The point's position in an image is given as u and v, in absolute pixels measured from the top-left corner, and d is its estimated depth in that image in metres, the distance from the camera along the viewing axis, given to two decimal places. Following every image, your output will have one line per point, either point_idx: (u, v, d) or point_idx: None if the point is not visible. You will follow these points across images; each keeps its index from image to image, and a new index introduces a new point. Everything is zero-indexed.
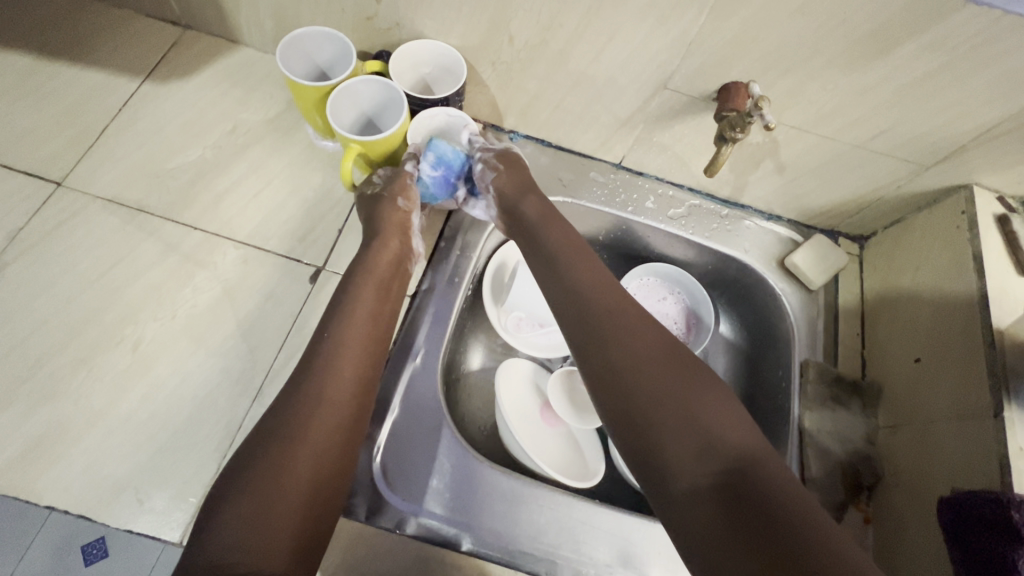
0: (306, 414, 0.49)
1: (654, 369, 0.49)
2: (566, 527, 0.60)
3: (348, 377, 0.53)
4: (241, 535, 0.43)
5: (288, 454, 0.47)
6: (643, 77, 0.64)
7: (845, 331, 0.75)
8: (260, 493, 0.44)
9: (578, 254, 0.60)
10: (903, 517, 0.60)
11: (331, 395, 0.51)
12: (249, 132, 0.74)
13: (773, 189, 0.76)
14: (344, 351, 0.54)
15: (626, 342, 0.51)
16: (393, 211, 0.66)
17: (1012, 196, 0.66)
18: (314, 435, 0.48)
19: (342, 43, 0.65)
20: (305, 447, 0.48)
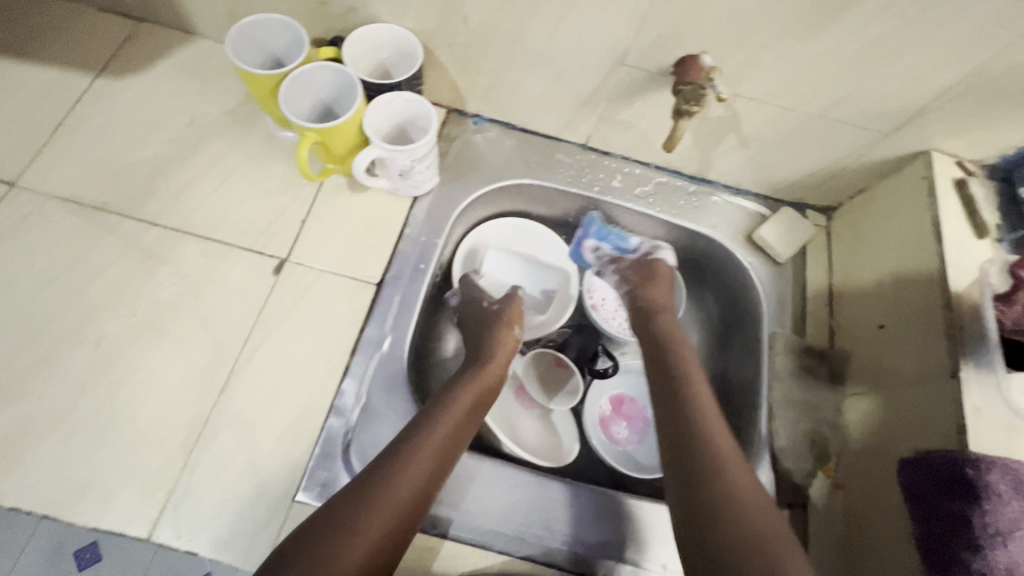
0: (366, 500, 0.48)
1: (746, 492, 0.48)
2: (537, 508, 0.61)
3: (417, 478, 0.51)
4: None
5: (336, 535, 0.46)
6: (600, 53, 0.64)
7: (813, 302, 0.75)
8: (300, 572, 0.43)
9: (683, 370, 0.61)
10: (868, 483, 0.61)
11: (395, 496, 0.49)
12: (208, 125, 0.73)
13: (739, 164, 0.76)
14: (423, 454, 0.52)
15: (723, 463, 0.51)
16: (505, 333, 0.67)
17: (971, 160, 0.67)
18: (371, 528, 0.47)
19: (294, 30, 0.64)
20: (360, 536, 0.46)
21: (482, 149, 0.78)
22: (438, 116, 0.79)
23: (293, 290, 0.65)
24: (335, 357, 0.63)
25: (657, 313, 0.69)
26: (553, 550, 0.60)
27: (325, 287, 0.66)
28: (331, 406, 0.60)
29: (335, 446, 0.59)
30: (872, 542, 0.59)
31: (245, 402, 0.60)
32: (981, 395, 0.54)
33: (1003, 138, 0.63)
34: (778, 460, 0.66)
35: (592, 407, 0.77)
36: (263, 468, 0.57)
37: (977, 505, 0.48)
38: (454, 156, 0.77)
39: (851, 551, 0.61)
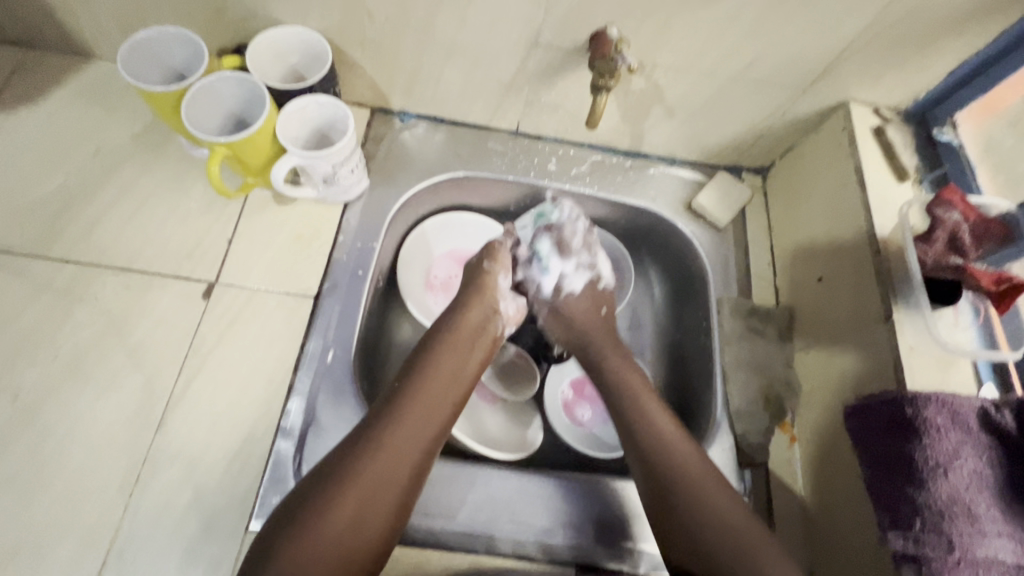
0: (352, 463, 0.51)
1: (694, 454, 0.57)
2: (500, 502, 0.60)
3: (401, 444, 0.53)
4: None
5: (324, 509, 0.48)
6: (512, 37, 0.62)
7: (756, 263, 0.76)
8: (290, 553, 0.46)
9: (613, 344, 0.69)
10: (826, 433, 0.62)
11: (383, 459, 0.52)
12: (116, 151, 0.69)
13: (670, 134, 0.76)
14: (402, 418, 0.54)
15: (664, 435, 0.58)
16: (486, 281, 0.67)
17: (887, 108, 0.68)
18: (358, 490, 0.50)
19: (191, 39, 0.60)
20: (347, 502, 0.49)
21: (411, 147, 0.76)
22: (363, 117, 0.76)
23: (225, 314, 0.63)
24: (277, 377, 0.61)
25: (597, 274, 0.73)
26: (521, 542, 0.59)
27: (259, 306, 0.64)
28: (278, 427, 0.58)
29: (286, 468, 0.57)
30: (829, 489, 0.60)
31: (184, 435, 0.57)
32: (914, 334, 0.55)
33: (912, 82, 0.64)
34: (736, 423, 0.66)
35: (554, 393, 0.77)
36: (210, 501, 0.55)
37: (918, 442, 0.49)
38: (382, 157, 0.75)
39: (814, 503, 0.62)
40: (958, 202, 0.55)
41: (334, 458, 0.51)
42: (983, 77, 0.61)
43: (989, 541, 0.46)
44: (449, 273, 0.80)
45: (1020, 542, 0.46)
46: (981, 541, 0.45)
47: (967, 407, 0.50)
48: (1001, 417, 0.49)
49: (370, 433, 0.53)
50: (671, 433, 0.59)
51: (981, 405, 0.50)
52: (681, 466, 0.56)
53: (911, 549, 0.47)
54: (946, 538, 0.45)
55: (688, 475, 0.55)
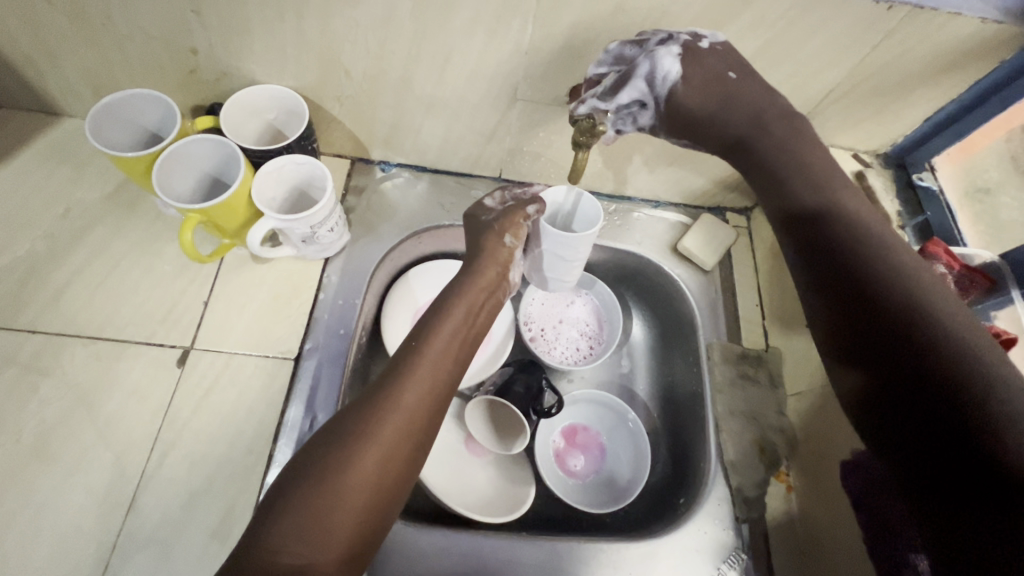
0: (372, 417, 0.49)
1: (844, 222, 0.50)
2: (492, 570, 0.58)
3: (416, 397, 0.52)
4: (301, 526, 0.44)
5: (344, 462, 0.47)
6: (492, 91, 0.62)
7: (745, 305, 0.75)
8: (310, 501, 0.45)
9: (755, 113, 0.54)
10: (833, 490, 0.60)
11: (402, 409, 0.50)
12: (86, 213, 0.67)
13: (654, 178, 0.76)
14: (418, 371, 0.53)
15: (855, 225, 0.50)
16: (497, 245, 0.61)
17: (866, 152, 0.69)
18: (380, 444, 0.48)
19: (163, 102, 0.59)
20: (369, 455, 0.47)
21: (393, 198, 0.75)
22: (343, 168, 0.75)
23: (201, 382, 0.60)
24: (256, 447, 0.58)
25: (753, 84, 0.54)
26: None
27: (236, 372, 0.61)
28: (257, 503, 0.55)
29: None
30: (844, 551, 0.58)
31: (158, 514, 0.54)
32: None
33: (890, 128, 0.65)
34: (730, 475, 0.65)
35: (545, 443, 0.76)
36: None
37: None
38: (364, 210, 0.74)
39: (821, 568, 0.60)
40: (942, 253, 0.55)
41: (346, 421, 0.49)
42: (957, 124, 0.62)
43: None
44: None
45: None
46: None
47: None
48: None
49: (383, 386, 0.51)
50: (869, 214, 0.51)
51: None
52: (856, 219, 0.50)
53: None
54: None
55: (857, 232, 0.49)
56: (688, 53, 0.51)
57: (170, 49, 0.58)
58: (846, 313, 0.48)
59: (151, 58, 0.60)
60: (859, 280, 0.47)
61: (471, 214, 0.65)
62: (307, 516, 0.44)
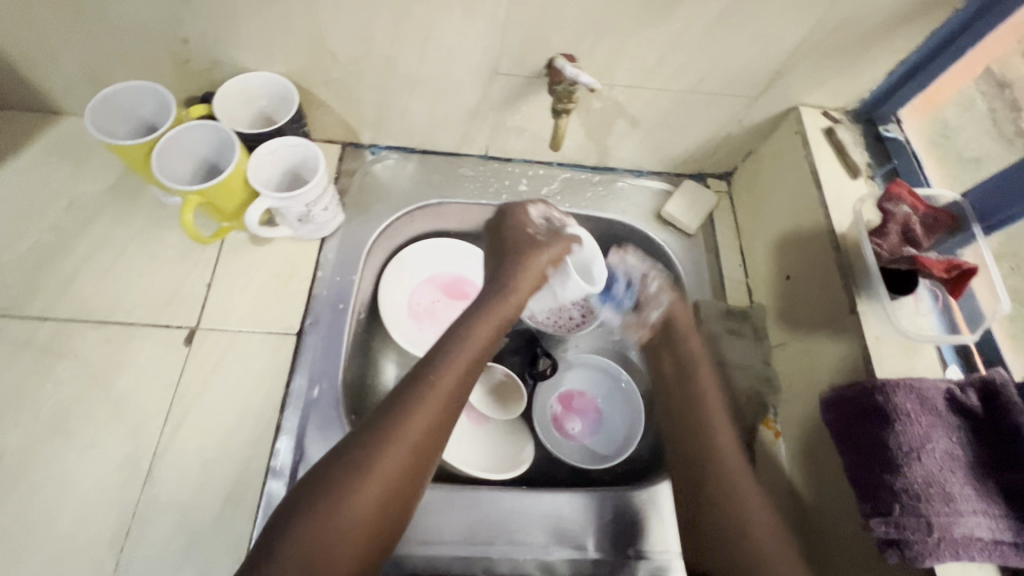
0: (373, 451, 0.51)
1: (727, 455, 0.62)
2: (495, 522, 0.60)
3: (420, 431, 0.54)
4: (303, 554, 0.46)
5: (344, 495, 0.49)
6: (473, 67, 0.64)
7: (727, 265, 0.78)
8: (312, 531, 0.47)
9: (690, 360, 0.71)
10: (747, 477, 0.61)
11: (404, 442, 0.52)
12: (88, 205, 0.69)
13: (635, 146, 0.78)
14: (421, 407, 0.55)
15: (710, 435, 0.64)
16: (534, 263, 0.67)
17: (836, 109, 0.72)
18: (379, 478, 0.50)
19: (158, 92, 0.61)
20: (367, 488, 0.50)
21: (384, 179, 0.78)
22: (334, 152, 0.78)
23: (208, 358, 0.63)
24: (264, 418, 0.61)
25: (678, 342, 0.72)
26: (520, 559, 0.59)
27: (242, 348, 0.64)
28: (268, 468, 0.59)
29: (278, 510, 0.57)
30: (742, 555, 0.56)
31: (174, 482, 0.57)
32: (878, 324, 0.57)
33: (856, 84, 0.68)
34: None
35: (542, 408, 0.78)
36: (202, 550, 0.55)
37: (891, 427, 0.50)
38: (356, 190, 0.76)
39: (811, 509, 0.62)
40: (906, 194, 0.58)
41: (351, 453, 0.51)
42: (920, 75, 0.65)
43: (966, 520, 0.46)
44: (431, 299, 0.82)
45: (996, 519, 0.47)
46: (959, 520, 0.46)
47: (933, 390, 0.51)
48: (966, 397, 0.51)
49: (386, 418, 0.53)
50: (727, 447, 0.63)
51: (946, 388, 0.52)
52: (712, 430, 0.64)
53: (892, 534, 0.47)
54: (925, 519, 0.46)
55: (718, 462, 0.62)
56: (643, 296, 0.77)
57: (161, 40, 0.61)
58: (688, 533, 0.59)
59: (144, 50, 0.62)
60: (710, 499, 0.59)
61: (511, 213, 0.70)
62: (309, 543, 0.47)
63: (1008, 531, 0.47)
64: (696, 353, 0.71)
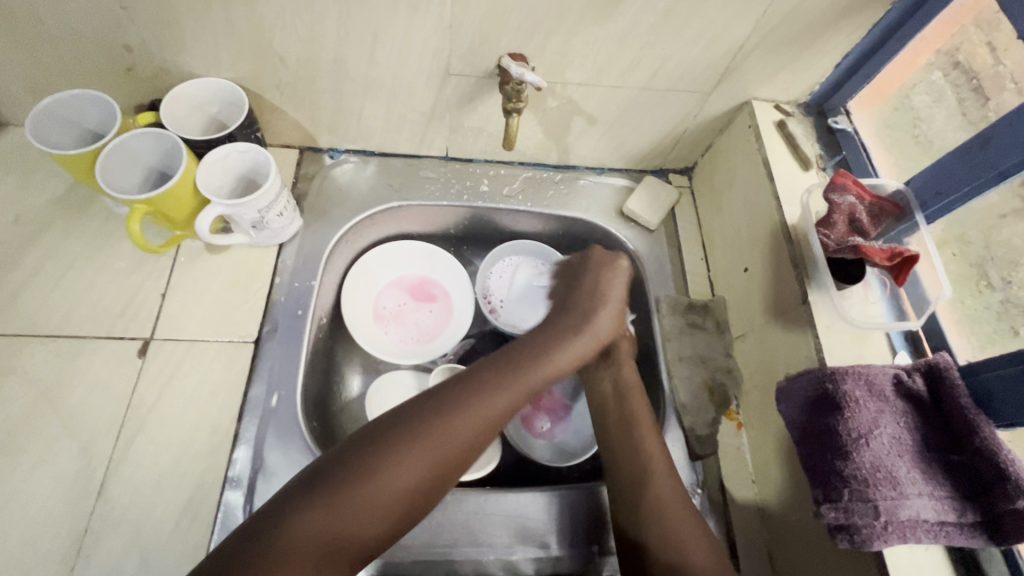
0: (432, 425, 0.50)
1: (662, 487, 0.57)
2: (458, 524, 0.60)
3: (477, 426, 0.52)
4: (327, 511, 0.45)
5: (391, 466, 0.48)
6: (425, 68, 0.64)
7: (689, 259, 0.79)
8: (347, 493, 0.46)
9: (624, 419, 0.63)
10: (668, 463, 0.59)
11: (453, 434, 0.51)
12: (36, 218, 0.67)
13: (595, 144, 0.78)
14: (478, 405, 0.53)
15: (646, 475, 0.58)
16: (597, 312, 0.64)
17: (788, 102, 0.73)
18: (420, 462, 0.49)
19: (101, 100, 0.60)
20: (409, 468, 0.48)
21: (343, 182, 0.77)
22: (292, 157, 0.77)
23: (162, 370, 0.62)
24: (220, 427, 0.60)
25: (628, 391, 0.65)
26: (483, 560, 0.59)
27: (198, 358, 0.63)
28: (225, 478, 0.58)
29: (237, 519, 0.57)
30: (657, 539, 0.54)
31: (128, 497, 0.56)
32: (829, 314, 0.58)
33: (806, 77, 0.69)
34: (683, 417, 0.68)
35: None
36: (157, 564, 0.54)
37: (841, 415, 0.51)
38: (315, 195, 0.76)
39: (770, 497, 0.62)
40: (850, 184, 0.59)
41: (420, 421, 0.50)
42: (866, 67, 0.66)
43: (912, 503, 0.47)
44: (397, 302, 0.82)
45: (942, 500, 0.48)
46: (906, 503, 0.47)
47: (881, 376, 0.52)
48: (912, 382, 0.52)
49: (462, 397, 0.53)
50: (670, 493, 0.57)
51: (894, 373, 0.53)
52: (657, 474, 0.58)
53: (842, 519, 0.48)
54: (871, 504, 0.47)
55: (661, 506, 0.56)
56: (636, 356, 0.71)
57: (102, 47, 0.59)
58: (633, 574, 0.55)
59: (86, 58, 0.61)
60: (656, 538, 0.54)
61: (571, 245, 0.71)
62: (337, 500, 0.46)
63: (953, 512, 0.47)
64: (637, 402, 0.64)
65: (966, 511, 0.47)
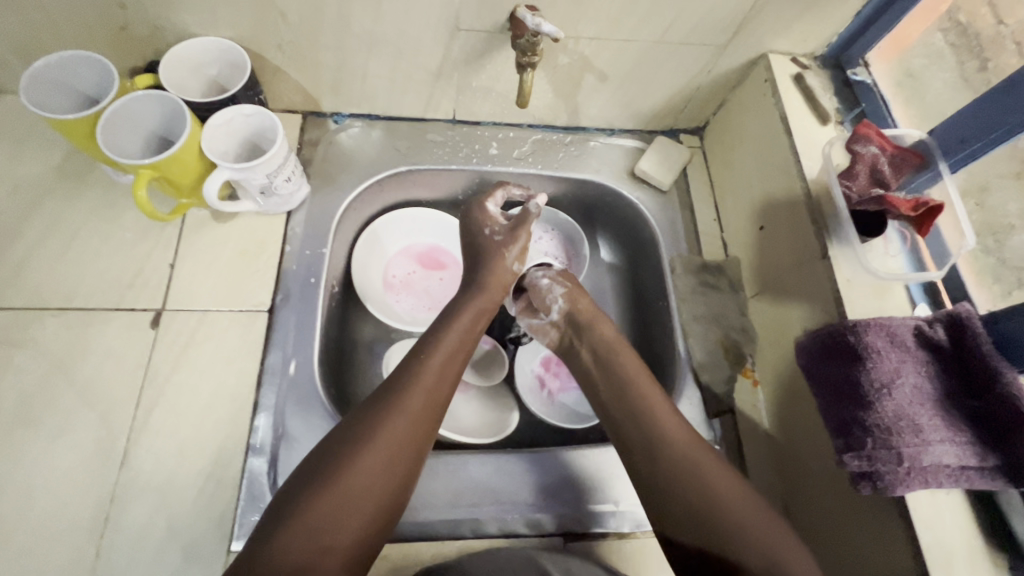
0: (375, 420, 0.50)
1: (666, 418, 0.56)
2: (479, 484, 0.61)
3: (421, 403, 0.53)
4: (306, 530, 0.44)
5: (347, 464, 0.47)
6: (432, 22, 0.62)
7: (701, 219, 0.78)
8: (316, 502, 0.45)
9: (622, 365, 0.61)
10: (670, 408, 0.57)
11: (404, 417, 0.51)
12: (35, 188, 0.65)
13: (607, 102, 0.76)
14: (425, 379, 0.54)
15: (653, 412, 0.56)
16: (504, 262, 0.67)
17: (804, 55, 0.71)
18: (387, 447, 0.49)
19: (97, 61, 0.58)
20: (377, 455, 0.48)
21: (349, 147, 0.75)
22: (295, 122, 0.75)
23: (177, 339, 0.61)
24: (239, 396, 0.60)
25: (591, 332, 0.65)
26: (507, 519, 0.60)
27: (212, 327, 0.62)
28: (247, 445, 0.58)
29: (261, 485, 0.57)
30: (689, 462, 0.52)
31: (151, 465, 0.56)
32: (849, 268, 0.58)
33: (825, 28, 0.67)
34: (699, 375, 0.68)
35: (524, 372, 0.78)
36: (186, 529, 0.54)
37: (863, 365, 0.51)
38: (321, 160, 0.74)
39: (788, 450, 0.63)
40: (873, 135, 0.58)
41: (354, 420, 0.51)
42: (887, 14, 0.64)
43: (934, 449, 0.48)
44: (408, 270, 0.81)
45: (963, 446, 0.48)
46: (927, 449, 0.47)
47: (902, 327, 0.52)
48: (933, 332, 0.52)
49: (394, 391, 0.52)
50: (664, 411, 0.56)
51: (915, 324, 0.53)
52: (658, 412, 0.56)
53: (865, 467, 0.49)
54: (895, 451, 0.47)
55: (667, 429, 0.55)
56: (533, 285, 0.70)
57: (94, 5, 0.56)
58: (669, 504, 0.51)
59: (76, 17, 0.58)
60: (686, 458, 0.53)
61: (473, 216, 0.69)
62: (311, 514, 0.45)
63: (974, 457, 0.48)
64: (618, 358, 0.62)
65: (986, 455, 0.48)
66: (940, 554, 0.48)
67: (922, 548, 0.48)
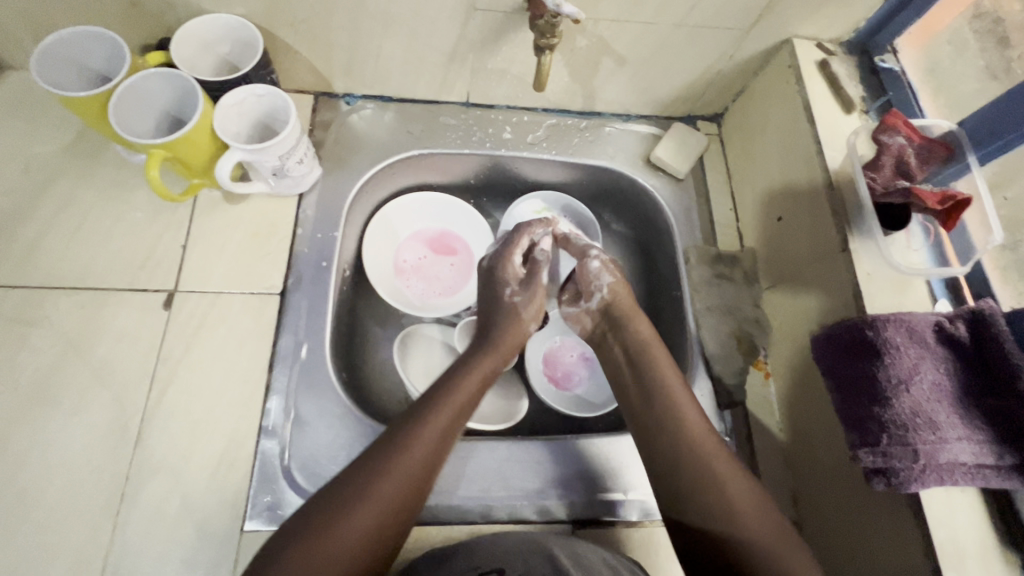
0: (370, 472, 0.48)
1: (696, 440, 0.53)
2: (490, 470, 0.61)
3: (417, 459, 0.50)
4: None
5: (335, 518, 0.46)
6: (448, 3, 0.60)
7: (717, 208, 0.77)
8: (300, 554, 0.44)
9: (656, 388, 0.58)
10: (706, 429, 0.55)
11: (400, 474, 0.49)
12: (46, 166, 0.65)
13: (624, 86, 0.74)
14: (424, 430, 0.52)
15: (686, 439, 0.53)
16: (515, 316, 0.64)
17: (829, 41, 0.69)
18: (378, 504, 0.47)
19: (108, 37, 0.57)
20: (365, 515, 0.46)
21: (361, 129, 0.74)
22: (307, 103, 0.74)
23: (189, 320, 0.61)
24: (251, 379, 0.60)
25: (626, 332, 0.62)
26: (517, 506, 0.60)
27: (224, 310, 0.62)
28: (259, 428, 0.58)
29: (273, 467, 0.57)
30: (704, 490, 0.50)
31: (165, 445, 0.56)
32: (869, 262, 0.57)
33: (852, 12, 0.65)
34: (712, 366, 0.68)
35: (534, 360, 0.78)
36: (200, 509, 0.55)
37: (881, 361, 0.50)
38: (332, 142, 0.73)
39: (800, 443, 0.63)
40: (901, 126, 0.57)
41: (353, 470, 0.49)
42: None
43: (951, 446, 0.47)
44: (418, 255, 0.80)
45: (980, 444, 0.48)
46: (943, 447, 0.47)
47: (922, 323, 0.51)
48: (955, 328, 0.51)
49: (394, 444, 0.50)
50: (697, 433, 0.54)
51: (936, 320, 0.52)
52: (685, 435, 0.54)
53: (880, 463, 0.48)
54: (911, 449, 0.47)
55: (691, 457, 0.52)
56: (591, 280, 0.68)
57: None
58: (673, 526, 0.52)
59: None
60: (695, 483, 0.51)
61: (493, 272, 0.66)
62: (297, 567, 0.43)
63: (990, 455, 0.48)
64: (663, 368, 0.58)
65: (1003, 454, 0.48)
66: (952, 551, 0.48)
67: (934, 545, 0.48)
